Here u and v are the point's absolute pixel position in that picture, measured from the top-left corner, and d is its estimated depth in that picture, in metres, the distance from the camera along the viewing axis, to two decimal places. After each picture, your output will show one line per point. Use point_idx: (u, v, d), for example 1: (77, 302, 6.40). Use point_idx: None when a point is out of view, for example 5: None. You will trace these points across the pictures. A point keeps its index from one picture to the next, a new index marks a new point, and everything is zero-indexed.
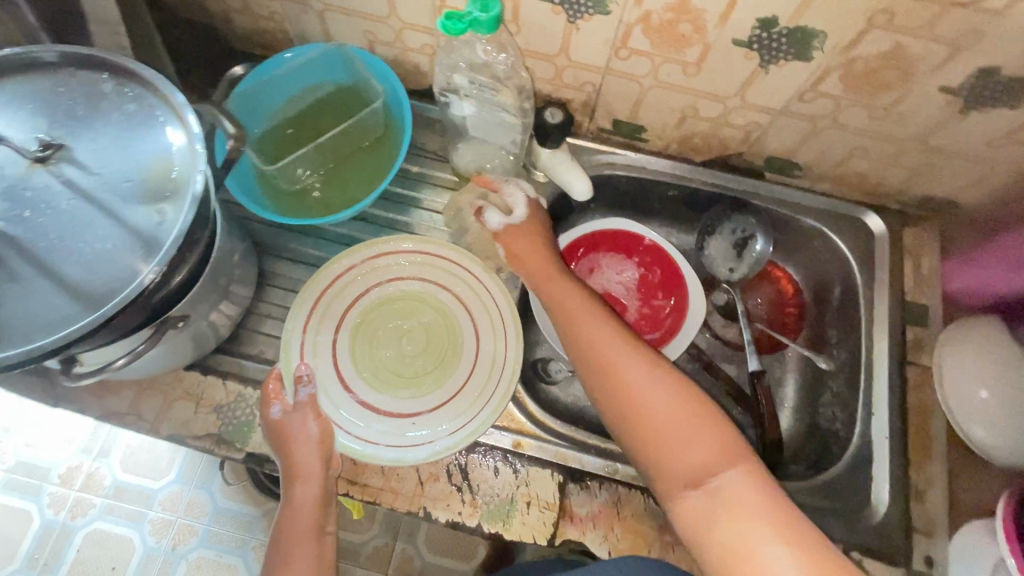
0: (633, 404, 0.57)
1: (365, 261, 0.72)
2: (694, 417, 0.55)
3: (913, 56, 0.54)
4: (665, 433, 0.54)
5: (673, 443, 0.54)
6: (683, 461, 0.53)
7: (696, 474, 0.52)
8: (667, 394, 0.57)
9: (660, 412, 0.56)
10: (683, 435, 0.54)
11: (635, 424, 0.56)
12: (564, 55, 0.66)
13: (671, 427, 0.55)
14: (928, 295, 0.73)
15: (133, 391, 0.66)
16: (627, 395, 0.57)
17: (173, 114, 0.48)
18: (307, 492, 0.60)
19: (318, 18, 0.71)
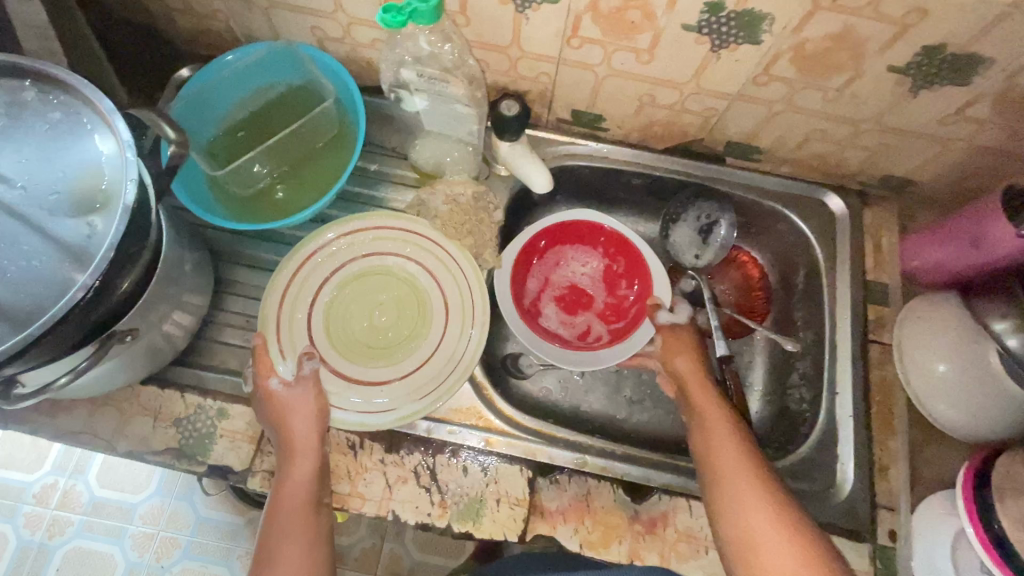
0: (732, 491, 0.57)
1: (335, 243, 0.72)
2: (778, 514, 0.54)
3: (860, 37, 0.54)
4: (754, 525, 0.54)
5: (759, 537, 0.53)
6: (764, 555, 0.52)
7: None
8: (760, 483, 0.57)
9: (750, 501, 0.55)
10: (763, 527, 0.53)
11: (724, 514, 0.56)
12: (516, 46, 0.64)
13: (757, 516, 0.54)
14: (889, 274, 0.74)
15: (88, 409, 0.64)
16: (725, 481, 0.58)
17: (100, 122, 0.46)
18: (297, 482, 0.58)
19: (263, 15, 0.69)
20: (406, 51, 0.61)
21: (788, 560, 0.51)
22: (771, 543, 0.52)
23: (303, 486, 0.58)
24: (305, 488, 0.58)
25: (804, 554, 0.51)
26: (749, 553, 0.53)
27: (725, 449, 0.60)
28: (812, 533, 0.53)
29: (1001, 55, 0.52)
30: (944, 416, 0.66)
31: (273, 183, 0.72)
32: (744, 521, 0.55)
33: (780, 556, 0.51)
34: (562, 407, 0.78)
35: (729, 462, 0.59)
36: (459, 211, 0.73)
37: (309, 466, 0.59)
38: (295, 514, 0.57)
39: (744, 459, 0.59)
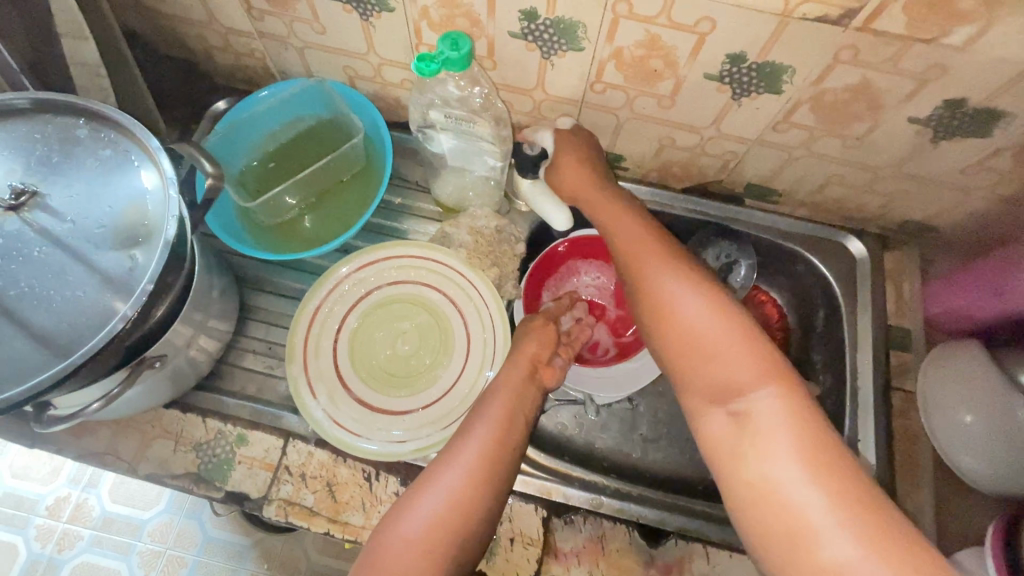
0: (648, 279, 0.58)
1: (361, 268, 0.73)
2: (694, 284, 0.55)
3: (880, 89, 0.55)
4: (707, 370, 0.50)
5: (672, 327, 0.54)
6: (681, 337, 0.53)
7: (703, 349, 0.51)
8: (673, 267, 0.57)
9: (665, 285, 0.56)
10: (679, 305, 0.54)
11: (648, 299, 0.57)
12: (540, 89, 0.67)
13: (672, 294, 0.55)
14: (910, 319, 0.73)
15: (112, 430, 0.65)
16: (643, 286, 0.58)
17: (147, 159, 0.49)
18: (507, 399, 0.62)
19: (299, 55, 0.72)
20: (434, 95, 0.64)
21: (709, 332, 0.51)
22: (680, 314, 0.53)
23: (506, 403, 0.61)
24: (499, 410, 0.61)
25: (723, 328, 0.51)
26: (673, 340, 0.53)
27: (642, 250, 0.61)
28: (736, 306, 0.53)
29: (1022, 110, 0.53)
30: (971, 469, 0.64)
31: (301, 213, 0.75)
32: (664, 306, 0.55)
33: (703, 333, 0.51)
34: (577, 443, 0.78)
35: (642, 257, 0.60)
36: (483, 242, 0.75)
37: (514, 389, 0.63)
38: (471, 431, 0.59)
39: (664, 259, 0.59)
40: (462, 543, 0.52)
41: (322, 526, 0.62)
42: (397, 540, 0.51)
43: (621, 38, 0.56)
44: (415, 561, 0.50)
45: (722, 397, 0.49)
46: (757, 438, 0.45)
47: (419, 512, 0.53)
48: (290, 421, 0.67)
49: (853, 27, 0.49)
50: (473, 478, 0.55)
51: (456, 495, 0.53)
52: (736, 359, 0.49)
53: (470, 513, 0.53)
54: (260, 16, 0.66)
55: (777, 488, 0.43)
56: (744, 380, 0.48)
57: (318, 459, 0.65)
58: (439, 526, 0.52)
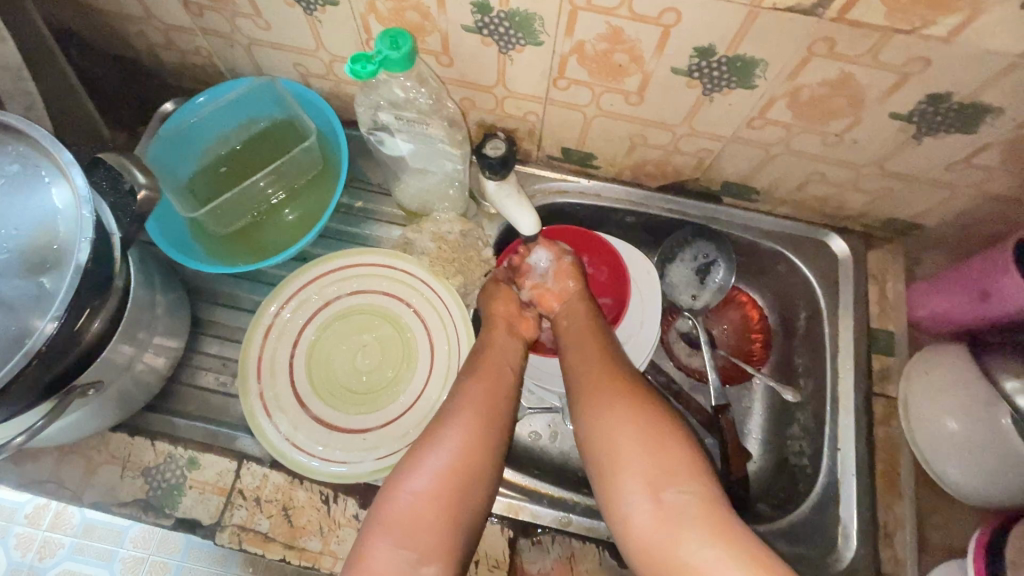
0: (584, 394, 0.57)
1: (296, 295, 0.68)
2: (627, 396, 0.55)
3: (859, 84, 0.51)
4: (620, 439, 0.52)
5: (601, 431, 0.53)
6: (605, 430, 0.53)
7: (628, 456, 0.51)
8: (609, 373, 0.57)
9: (600, 394, 0.56)
10: (611, 414, 0.54)
11: (581, 403, 0.56)
12: (502, 86, 0.62)
13: (605, 410, 0.54)
14: (894, 322, 0.70)
15: (55, 456, 0.62)
16: (581, 390, 0.57)
17: (58, 174, 0.45)
18: (499, 361, 0.62)
19: (246, 52, 0.67)
20: (381, 97, 0.59)
21: (636, 444, 0.51)
22: (612, 423, 0.53)
23: (495, 364, 0.62)
24: (488, 369, 0.61)
25: (649, 441, 0.51)
26: (596, 443, 0.54)
27: (585, 360, 0.60)
28: (669, 413, 0.54)
29: (1010, 105, 0.49)
30: (955, 479, 0.62)
31: (254, 222, 0.70)
32: (599, 422, 0.54)
33: (630, 454, 0.51)
34: (551, 455, 0.75)
35: (584, 358, 0.60)
36: (447, 248, 0.71)
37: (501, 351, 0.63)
38: (462, 387, 0.59)
39: (599, 367, 0.59)
40: (475, 487, 0.53)
41: (278, 553, 0.59)
42: (405, 495, 0.51)
43: (581, 31, 0.52)
44: (427, 509, 0.51)
45: (657, 492, 0.49)
46: (665, 512, 0.48)
47: (427, 467, 0.53)
48: (244, 443, 0.64)
49: (829, 18, 0.45)
50: (476, 427, 0.55)
51: (463, 445, 0.54)
52: (657, 476, 0.50)
53: (477, 459, 0.54)
54: (199, 11, 0.61)
55: (663, 509, 0.48)
56: (665, 478, 0.49)
57: (273, 483, 0.62)
58: (449, 476, 0.52)
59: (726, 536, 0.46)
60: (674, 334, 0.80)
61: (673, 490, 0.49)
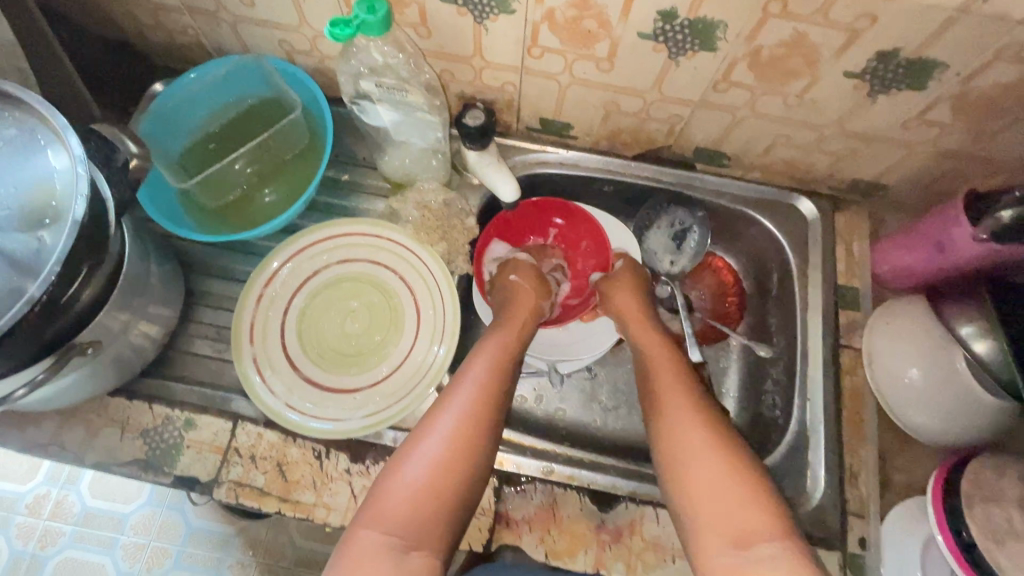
0: (667, 430, 0.59)
1: (299, 252, 0.71)
2: (714, 436, 0.57)
3: (814, 43, 0.54)
4: (706, 473, 0.54)
5: (685, 475, 0.56)
6: (690, 473, 0.55)
7: (711, 506, 0.53)
8: (694, 412, 0.59)
9: (686, 431, 0.58)
10: (697, 456, 0.56)
11: (664, 437, 0.59)
12: (479, 57, 0.65)
13: (688, 440, 0.57)
14: (860, 278, 0.74)
15: (56, 421, 0.65)
16: (663, 428, 0.60)
17: (53, 137, 0.47)
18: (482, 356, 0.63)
19: (231, 30, 0.70)
20: (361, 63, 0.62)
21: (721, 496, 0.53)
22: (696, 467, 0.55)
23: (491, 361, 0.62)
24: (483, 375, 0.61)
25: (733, 490, 0.52)
26: (680, 474, 0.56)
27: (671, 386, 0.63)
28: (753, 463, 0.55)
29: (954, 59, 0.52)
30: (917, 423, 0.65)
31: (244, 195, 0.73)
32: (683, 464, 0.56)
33: (719, 497, 0.53)
34: (537, 415, 0.77)
35: (669, 379, 0.64)
36: (431, 216, 0.74)
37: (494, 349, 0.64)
38: (463, 380, 0.60)
39: (689, 395, 0.61)
40: (464, 482, 0.54)
41: (273, 506, 0.62)
42: (400, 482, 0.53)
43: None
44: (416, 500, 0.52)
45: (743, 540, 0.50)
46: (752, 561, 0.48)
47: (420, 457, 0.54)
48: (238, 405, 0.66)
49: None
50: (469, 422, 0.56)
51: (454, 438, 0.55)
52: (742, 512, 0.51)
53: (469, 452, 0.55)
54: None
55: (746, 555, 0.49)
56: (750, 532, 0.50)
57: (268, 440, 0.64)
58: (441, 468, 0.53)
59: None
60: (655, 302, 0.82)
61: (756, 538, 0.49)
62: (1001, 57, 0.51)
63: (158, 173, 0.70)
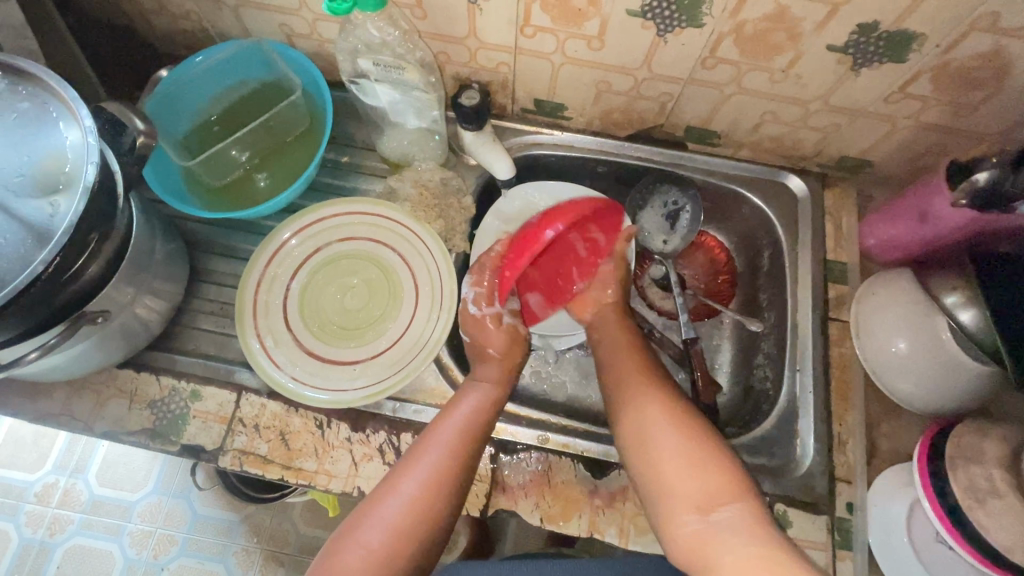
0: (630, 413, 0.62)
1: (309, 226, 0.74)
2: (666, 408, 0.60)
3: (796, 17, 0.56)
4: (659, 440, 0.57)
5: (642, 451, 0.58)
6: (652, 447, 0.57)
7: (674, 476, 0.55)
8: (655, 396, 0.62)
9: (643, 406, 0.61)
10: (655, 436, 0.58)
11: (625, 421, 0.61)
12: (473, 37, 0.67)
13: (642, 413, 0.60)
14: (848, 253, 0.75)
15: (66, 392, 0.67)
16: (625, 415, 0.62)
17: (65, 111, 0.50)
18: (453, 422, 0.62)
19: (234, 14, 0.72)
20: (359, 40, 0.64)
21: (676, 468, 0.55)
22: (656, 441, 0.57)
23: (459, 426, 0.62)
24: (452, 439, 0.61)
25: (688, 457, 0.55)
26: (638, 444, 0.59)
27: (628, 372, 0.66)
28: (709, 434, 0.57)
29: (931, 31, 0.54)
30: (905, 392, 0.67)
31: (246, 175, 0.75)
32: (642, 439, 0.58)
33: (677, 468, 0.55)
34: (532, 390, 0.79)
35: (626, 373, 0.66)
36: (428, 194, 0.76)
37: (467, 415, 0.63)
38: (428, 447, 0.60)
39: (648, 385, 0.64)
40: (419, 546, 0.55)
41: (276, 473, 0.64)
42: (357, 544, 0.54)
43: None
44: (369, 561, 0.53)
45: (700, 505, 0.52)
46: (710, 525, 0.50)
47: (382, 518, 0.55)
48: (242, 376, 0.68)
49: None
50: (429, 491, 0.57)
51: (413, 504, 0.56)
52: (698, 475, 0.54)
53: (432, 514, 0.56)
54: None
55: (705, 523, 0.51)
56: (713, 497, 0.52)
57: (271, 411, 0.67)
58: (398, 532, 0.55)
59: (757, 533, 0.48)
60: (647, 280, 0.86)
61: (712, 502, 0.52)
62: (977, 27, 0.52)
63: (164, 154, 0.72)
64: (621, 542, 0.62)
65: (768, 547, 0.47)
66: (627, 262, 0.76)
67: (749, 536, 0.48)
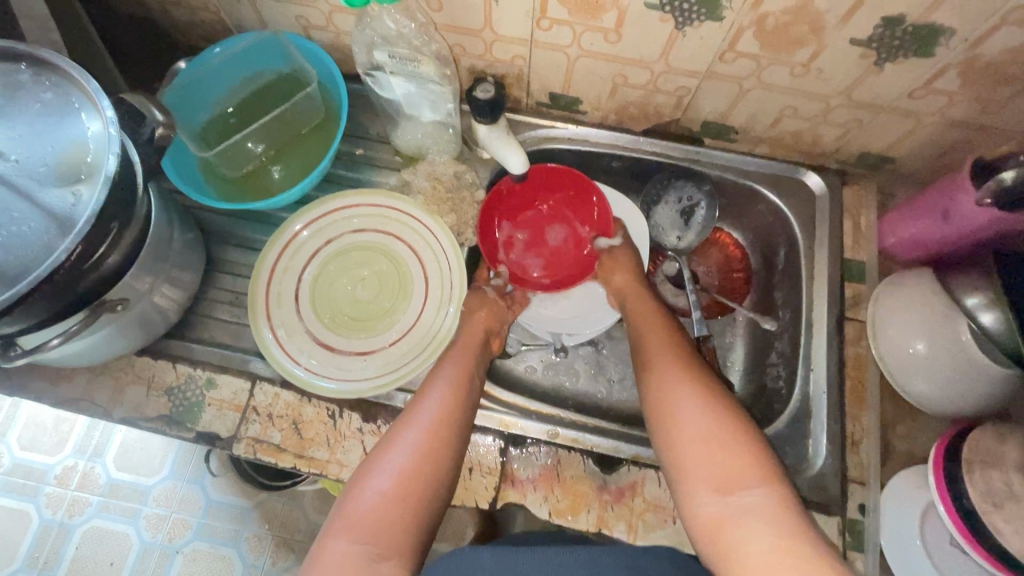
0: (660, 393, 0.60)
1: (321, 218, 0.74)
2: (702, 388, 0.59)
3: (820, 10, 0.54)
4: (695, 419, 0.56)
5: (673, 430, 0.57)
6: (680, 428, 0.57)
7: (698, 456, 0.54)
8: (682, 378, 0.60)
9: (678, 385, 0.60)
10: (688, 418, 0.57)
11: (656, 402, 0.60)
12: (489, 30, 0.66)
13: (678, 393, 0.59)
14: (866, 252, 0.74)
15: (86, 378, 0.68)
16: (655, 396, 0.61)
17: (87, 101, 0.51)
18: (446, 374, 0.63)
19: (252, 7, 0.72)
20: (375, 32, 0.64)
21: (703, 450, 0.54)
22: (686, 423, 0.56)
23: (456, 377, 0.63)
24: (447, 384, 0.62)
25: (725, 440, 0.54)
26: (670, 425, 0.58)
27: (663, 352, 0.65)
28: (742, 417, 0.56)
29: (960, 24, 0.52)
30: (924, 396, 0.66)
31: (263, 165, 0.75)
32: (672, 420, 0.58)
33: (708, 448, 0.54)
34: (543, 385, 0.79)
35: (658, 355, 0.64)
36: (441, 187, 0.77)
37: (461, 367, 0.64)
38: (428, 396, 0.61)
39: (675, 367, 0.62)
40: (430, 492, 0.55)
41: (289, 461, 0.65)
42: (367, 494, 0.53)
43: None
44: (380, 509, 0.52)
45: (724, 487, 0.51)
46: (733, 507, 0.50)
47: (388, 464, 0.55)
48: (256, 365, 0.69)
49: None
50: (429, 438, 0.57)
51: (418, 449, 0.56)
52: (734, 458, 0.52)
53: (434, 458, 0.56)
54: None
55: (729, 506, 0.50)
56: (733, 481, 0.51)
57: (284, 400, 0.67)
58: (407, 478, 0.54)
59: (784, 526, 0.47)
60: (660, 277, 0.85)
61: (742, 487, 0.51)
62: (1008, 21, 0.51)
63: (183, 144, 0.72)
64: (630, 537, 0.62)
65: (795, 539, 0.46)
66: (608, 262, 0.76)
67: (777, 520, 0.47)
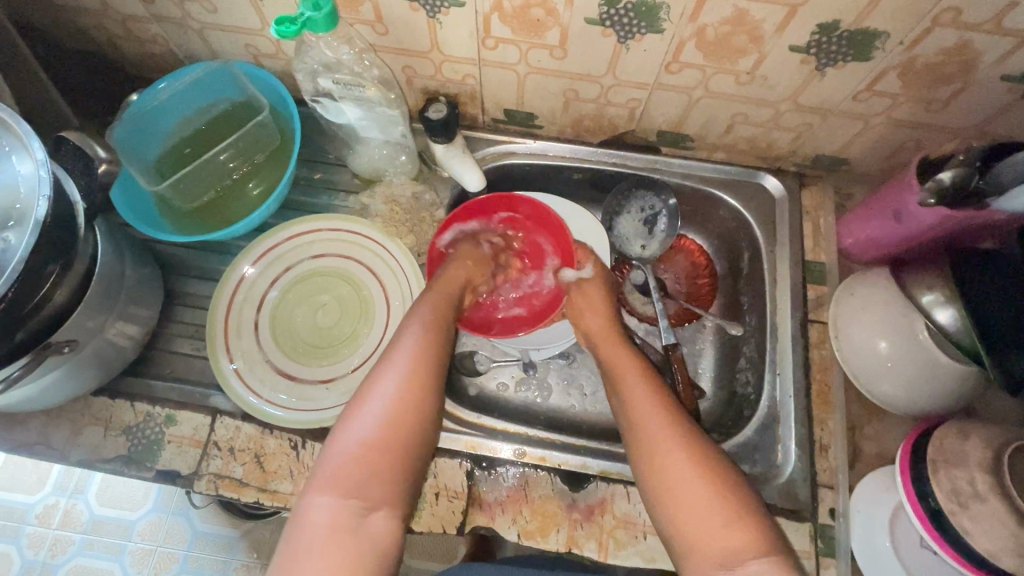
0: (645, 450, 0.55)
1: (271, 249, 0.73)
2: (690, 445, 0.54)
3: (755, 20, 0.55)
4: (685, 480, 0.51)
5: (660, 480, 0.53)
6: (674, 474, 0.52)
7: (693, 520, 0.50)
8: (669, 425, 0.56)
9: (665, 443, 0.55)
10: (676, 473, 0.52)
11: (644, 460, 0.55)
12: (436, 51, 0.66)
13: (666, 450, 0.54)
14: (827, 253, 0.75)
15: (41, 421, 0.67)
16: (644, 436, 0.56)
17: (18, 143, 0.50)
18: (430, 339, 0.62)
19: (199, 37, 0.72)
20: (316, 61, 0.65)
21: (703, 519, 0.49)
22: (680, 489, 0.51)
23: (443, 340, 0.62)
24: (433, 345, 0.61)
25: (721, 504, 0.49)
26: (661, 488, 0.53)
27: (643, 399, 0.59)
28: (731, 476, 0.52)
29: (893, 28, 0.53)
30: (891, 396, 0.65)
31: (219, 195, 0.75)
32: (666, 486, 0.52)
33: (708, 517, 0.49)
34: (513, 402, 0.78)
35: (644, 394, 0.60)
36: (399, 210, 0.76)
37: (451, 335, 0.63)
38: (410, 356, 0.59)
39: (662, 413, 0.57)
40: (411, 448, 0.53)
41: (252, 496, 0.64)
42: (346, 449, 0.51)
43: None
44: (359, 479, 0.50)
45: (729, 561, 0.47)
46: None
47: (365, 420, 0.53)
48: (217, 399, 0.68)
49: None
50: (409, 397, 0.55)
51: (397, 407, 0.54)
52: (728, 523, 0.48)
53: (416, 416, 0.54)
54: None
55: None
56: (736, 552, 0.47)
57: (246, 433, 0.66)
58: (386, 435, 0.52)
59: None
60: (629, 286, 0.83)
61: (743, 562, 0.46)
62: (939, 23, 0.51)
63: (134, 179, 0.72)
64: (601, 556, 0.62)
65: None
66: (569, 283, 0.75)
67: None
